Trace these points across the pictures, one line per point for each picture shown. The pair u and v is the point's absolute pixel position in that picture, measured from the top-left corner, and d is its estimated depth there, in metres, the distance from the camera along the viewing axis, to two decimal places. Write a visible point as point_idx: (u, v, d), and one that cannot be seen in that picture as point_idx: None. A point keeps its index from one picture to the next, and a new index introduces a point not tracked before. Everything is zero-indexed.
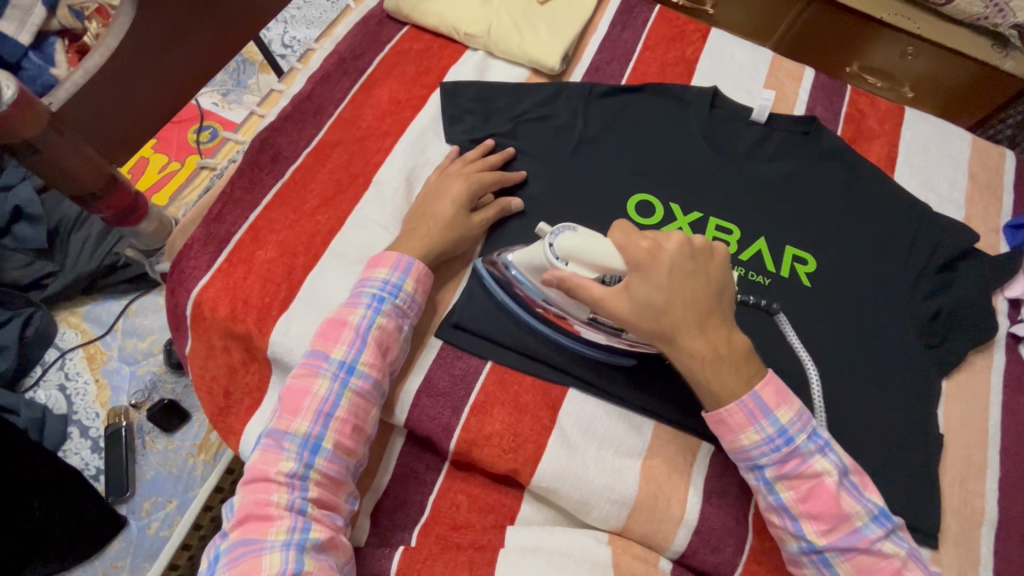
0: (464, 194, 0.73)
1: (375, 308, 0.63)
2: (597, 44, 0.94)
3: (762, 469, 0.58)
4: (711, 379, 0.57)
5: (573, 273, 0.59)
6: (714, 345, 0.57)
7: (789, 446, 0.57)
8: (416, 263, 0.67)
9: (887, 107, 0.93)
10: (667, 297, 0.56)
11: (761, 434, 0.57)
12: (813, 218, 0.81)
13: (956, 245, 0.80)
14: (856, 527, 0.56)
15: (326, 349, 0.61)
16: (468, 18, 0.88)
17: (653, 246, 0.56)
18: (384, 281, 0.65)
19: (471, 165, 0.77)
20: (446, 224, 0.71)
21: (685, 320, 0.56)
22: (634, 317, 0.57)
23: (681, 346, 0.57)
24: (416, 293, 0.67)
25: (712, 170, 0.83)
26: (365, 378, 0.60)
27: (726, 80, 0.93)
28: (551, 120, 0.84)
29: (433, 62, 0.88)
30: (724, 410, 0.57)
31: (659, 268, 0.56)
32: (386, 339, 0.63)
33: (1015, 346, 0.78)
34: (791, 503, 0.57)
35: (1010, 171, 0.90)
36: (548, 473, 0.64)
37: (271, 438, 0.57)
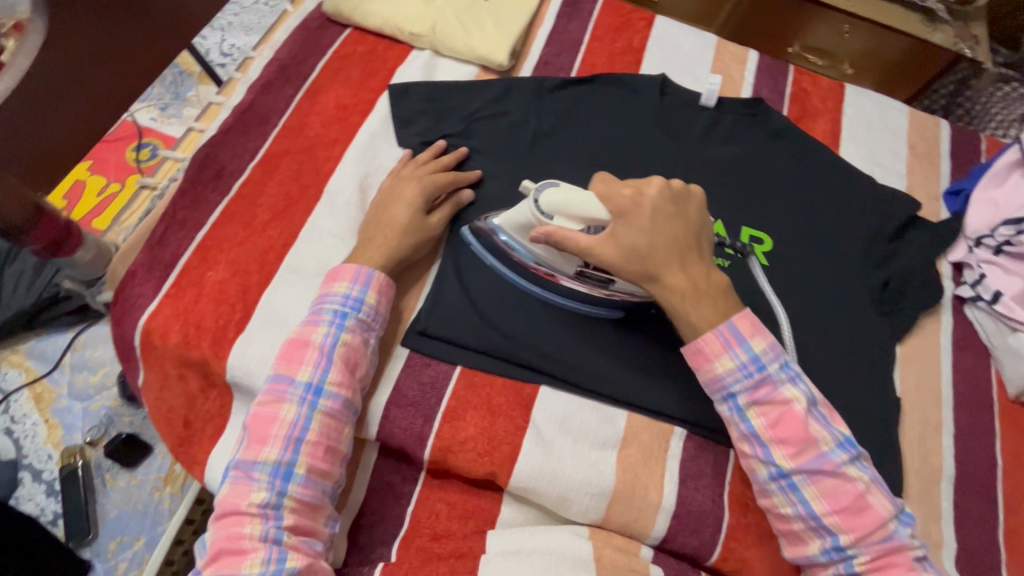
0: (419, 198, 0.72)
1: (338, 325, 0.62)
2: (544, 37, 0.93)
3: (735, 396, 0.60)
4: (691, 312, 0.60)
5: (558, 226, 0.61)
6: (693, 280, 0.61)
7: (761, 373, 0.59)
8: (375, 274, 0.65)
9: (828, 86, 0.96)
10: (649, 237, 0.60)
11: (735, 361, 0.60)
12: (766, 197, 0.83)
13: (899, 216, 0.83)
14: (822, 452, 0.57)
15: (291, 372, 0.59)
16: (411, 18, 0.86)
17: (635, 193, 0.61)
18: (344, 296, 0.63)
19: (422, 168, 0.75)
20: (403, 230, 0.70)
21: (668, 258, 0.60)
22: (619, 259, 0.60)
23: (663, 283, 0.60)
24: (380, 304, 0.65)
25: (666, 157, 0.83)
26: (334, 399, 0.58)
27: (674, 66, 0.94)
28: (505, 117, 0.84)
29: (379, 64, 0.86)
30: (702, 338, 0.60)
31: (641, 212, 0.60)
32: (353, 355, 0.61)
33: (960, 308, 0.80)
34: (761, 429, 0.59)
35: (945, 139, 0.94)
36: (524, 472, 0.64)
37: (240, 469, 0.55)
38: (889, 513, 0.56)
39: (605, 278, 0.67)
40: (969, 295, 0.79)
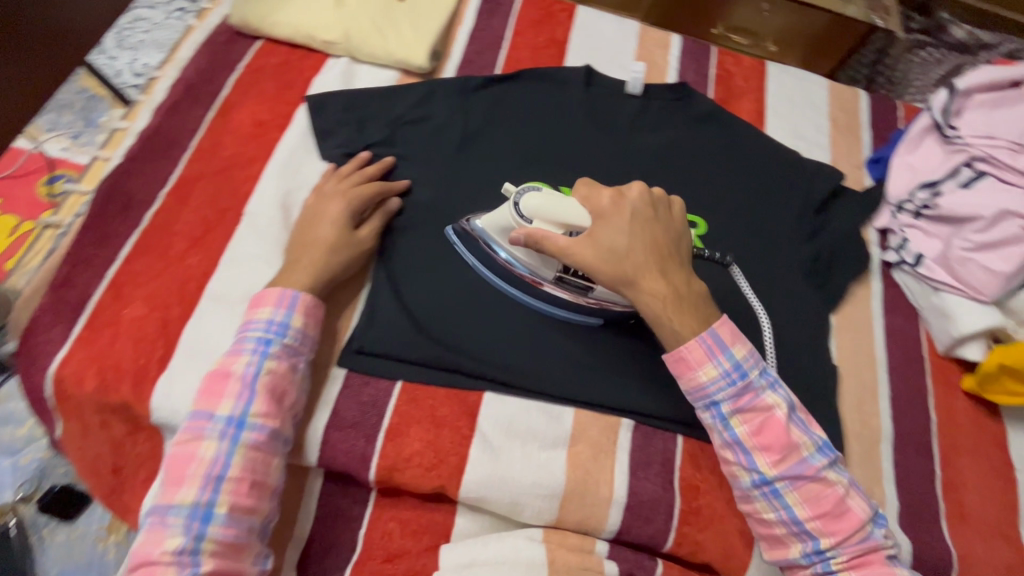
0: (343, 215, 0.70)
1: (261, 352, 0.59)
2: (465, 35, 0.91)
3: (718, 404, 0.60)
4: (671, 318, 0.61)
5: (538, 228, 0.63)
6: (671, 285, 0.62)
7: (744, 380, 0.59)
8: (300, 296, 0.63)
9: (750, 65, 0.98)
10: (628, 241, 0.62)
11: (718, 369, 0.60)
12: (698, 180, 0.84)
13: (824, 189, 0.86)
14: (803, 457, 0.58)
15: (211, 406, 0.57)
16: (324, 25, 0.83)
17: (615, 196, 0.64)
18: (267, 321, 0.61)
19: (345, 180, 0.73)
20: (331, 248, 0.68)
21: (646, 263, 0.61)
22: (597, 260, 0.61)
23: (641, 286, 0.61)
24: (307, 327, 0.63)
25: (596, 149, 0.83)
26: (258, 431, 0.56)
27: (599, 56, 0.94)
28: (430, 121, 0.82)
29: (294, 76, 0.83)
30: (683, 347, 0.60)
31: (619, 216, 0.63)
32: (279, 383, 0.59)
33: (888, 273, 0.83)
34: (744, 435, 0.59)
35: (864, 109, 0.96)
36: (473, 482, 0.63)
37: (155, 515, 0.53)
38: (867, 516, 0.57)
39: (584, 284, 0.67)
40: (894, 260, 0.80)
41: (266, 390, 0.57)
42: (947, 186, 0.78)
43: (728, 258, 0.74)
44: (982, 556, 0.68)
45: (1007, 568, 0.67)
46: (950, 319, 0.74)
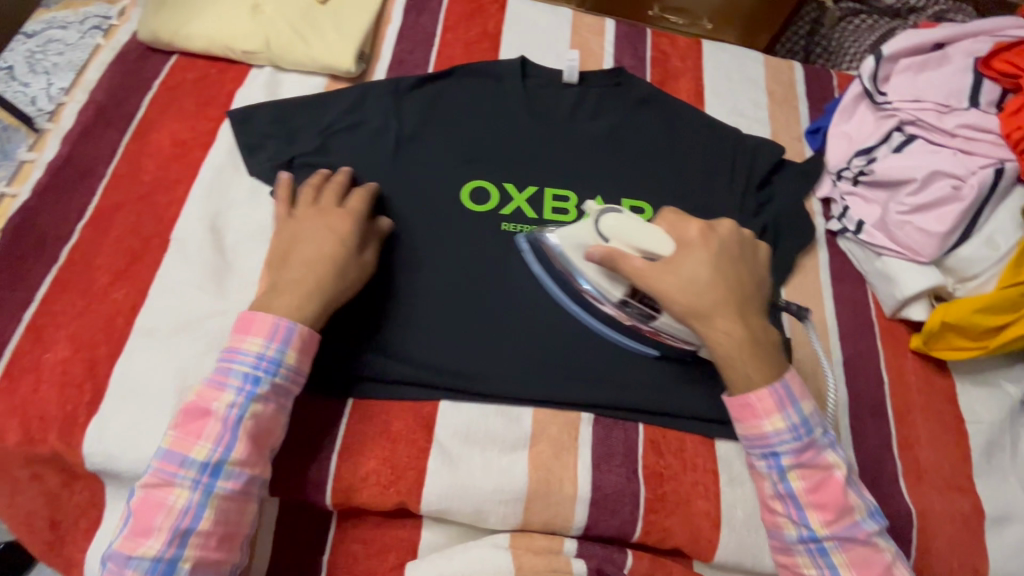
0: (348, 233, 0.64)
1: (247, 393, 0.56)
2: (394, 34, 0.89)
3: (778, 455, 0.59)
4: (741, 362, 0.60)
5: (616, 249, 0.63)
6: (748, 328, 0.60)
7: (809, 437, 0.58)
8: (296, 327, 0.59)
9: (686, 45, 0.97)
10: (710, 276, 0.61)
11: (785, 421, 0.58)
12: (641, 165, 0.83)
13: (766, 163, 0.86)
14: (856, 520, 0.58)
15: (186, 448, 0.54)
16: (241, 34, 0.80)
17: (703, 230, 0.64)
18: (258, 356, 0.57)
19: (330, 197, 0.68)
20: (338, 273, 0.62)
21: (722, 304, 0.61)
22: (676, 288, 0.61)
23: (713, 323, 0.60)
24: (300, 364, 0.59)
25: (536, 142, 0.82)
26: (235, 481, 0.55)
27: (533, 47, 0.92)
28: (362, 126, 0.79)
29: (215, 90, 0.79)
30: (752, 394, 0.59)
31: (704, 248, 0.62)
32: (262, 426, 0.57)
33: (834, 241, 0.84)
34: (800, 491, 0.58)
35: (800, 82, 0.97)
36: (434, 494, 0.62)
37: (115, 562, 0.52)
38: None
39: (649, 311, 0.64)
40: (837, 228, 0.82)
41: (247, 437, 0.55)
42: (881, 152, 0.79)
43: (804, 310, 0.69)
44: (940, 510, 0.69)
45: (964, 519, 0.69)
46: (894, 283, 0.75)
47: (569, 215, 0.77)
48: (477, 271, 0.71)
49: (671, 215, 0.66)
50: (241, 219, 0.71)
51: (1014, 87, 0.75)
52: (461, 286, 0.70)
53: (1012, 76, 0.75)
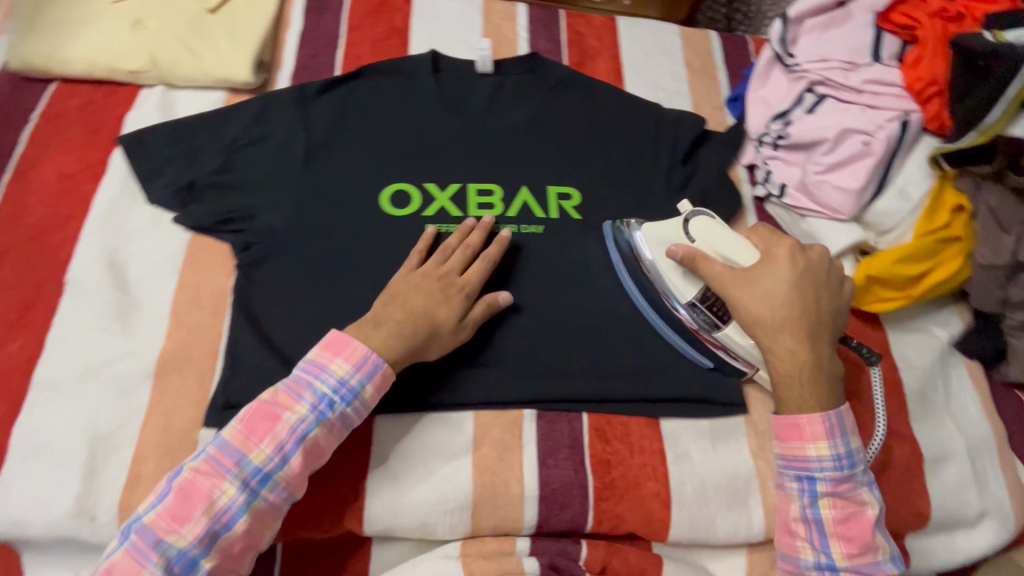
0: (459, 302, 0.65)
1: (319, 412, 0.57)
2: (295, 39, 0.85)
3: (814, 481, 0.60)
4: (793, 382, 0.62)
5: (699, 249, 0.67)
6: (814, 352, 0.62)
7: (850, 470, 0.60)
8: (382, 366, 0.59)
9: (601, 23, 0.96)
10: (789, 295, 0.63)
11: (831, 450, 0.60)
12: (565, 150, 0.81)
13: (690, 134, 0.85)
14: (877, 560, 0.60)
15: (246, 446, 0.54)
16: (125, 54, 0.75)
17: (792, 252, 0.66)
18: (340, 381, 0.58)
19: (452, 257, 0.68)
20: (434, 335, 0.63)
21: (790, 325, 0.62)
22: (748, 298, 0.64)
23: (775, 340, 0.62)
24: (370, 400, 0.59)
25: (456, 138, 0.79)
26: (277, 492, 0.55)
27: (444, 39, 0.89)
28: (269, 139, 0.75)
29: (102, 115, 0.74)
30: (803, 416, 0.61)
31: (790, 267, 0.65)
32: (320, 446, 0.57)
33: (763, 207, 0.83)
34: (828, 519, 0.60)
35: (717, 50, 0.97)
36: (378, 514, 0.60)
37: (141, 540, 0.51)
38: None
39: (714, 321, 0.67)
40: (762, 194, 0.81)
41: (306, 456, 0.55)
42: (796, 114, 0.80)
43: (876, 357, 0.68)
44: (884, 460, 0.71)
45: (906, 464, 0.71)
46: (820, 242, 0.76)
47: (494, 210, 0.75)
48: None
49: (765, 232, 0.68)
50: (145, 251, 0.67)
51: (911, 39, 0.76)
52: None
53: (908, 28, 0.76)
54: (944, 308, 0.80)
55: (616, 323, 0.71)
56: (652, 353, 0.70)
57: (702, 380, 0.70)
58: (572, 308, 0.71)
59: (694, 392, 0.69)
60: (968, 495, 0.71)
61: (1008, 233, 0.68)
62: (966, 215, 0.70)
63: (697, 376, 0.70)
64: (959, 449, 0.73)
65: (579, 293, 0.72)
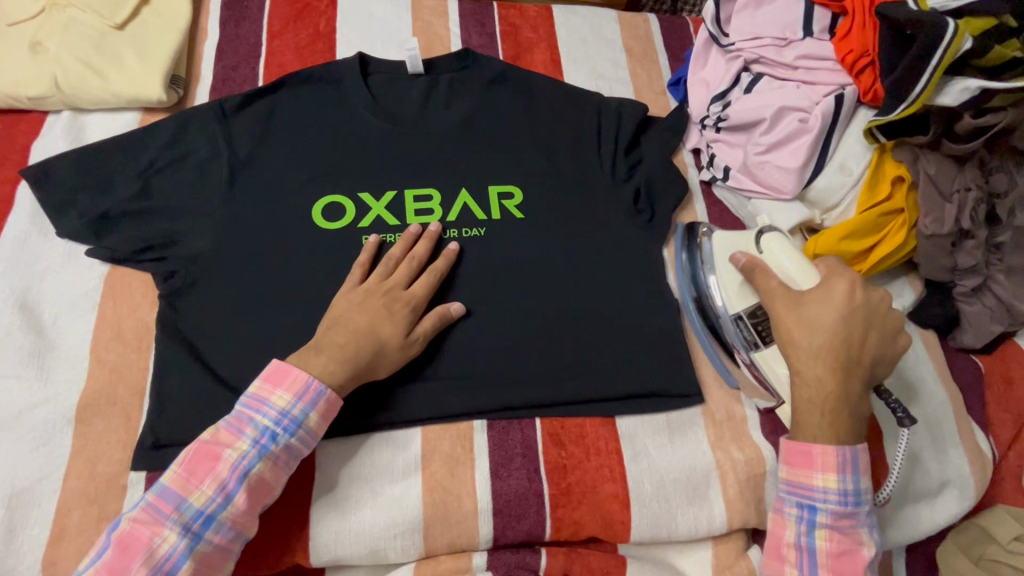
0: (402, 316, 0.62)
1: (260, 447, 0.54)
2: (213, 51, 0.81)
3: (815, 511, 0.58)
4: (811, 411, 0.59)
5: (762, 262, 0.66)
6: (845, 388, 0.58)
7: (854, 507, 0.57)
8: (326, 392, 0.57)
9: (535, 13, 0.93)
10: (839, 326, 0.59)
11: (838, 484, 0.57)
12: (504, 147, 0.79)
13: (632, 121, 0.83)
14: None
15: (187, 490, 0.51)
16: (24, 79, 0.70)
17: (853, 284, 0.61)
18: (281, 412, 0.55)
19: (398, 271, 0.66)
20: (381, 354, 0.60)
21: (827, 355, 0.58)
22: (789, 316, 0.61)
23: (805, 365, 0.59)
24: (318, 429, 0.57)
25: (389, 143, 0.76)
26: (222, 533, 0.52)
27: (372, 41, 0.86)
28: (189, 159, 0.71)
29: (6, 148, 0.70)
30: (818, 447, 0.58)
31: (846, 298, 0.60)
32: (267, 482, 0.54)
33: (709, 191, 0.82)
34: (822, 551, 0.57)
35: (657, 34, 0.95)
36: (324, 545, 0.58)
37: None
38: None
39: (754, 339, 0.67)
40: (708, 177, 0.80)
41: (250, 493, 0.52)
42: (734, 95, 0.79)
43: (909, 420, 0.63)
44: None
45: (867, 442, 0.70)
46: None
47: (433, 215, 0.73)
48: None
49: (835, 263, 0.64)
50: (60, 289, 0.64)
51: (841, 10, 0.73)
52: None
53: None
54: (899, 278, 0.79)
55: (563, 323, 0.69)
56: (603, 351, 0.69)
57: (656, 374, 0.69)
58: (517, 311, 0.69)
59: (648, 386, 0.68)
60: (929, 467, 0.71)
61: (949, 201, 0.67)
62: (906, 185, 0.68)
63: (651, 371, 0.69)
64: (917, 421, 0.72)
65: (524, 295, 0.70)
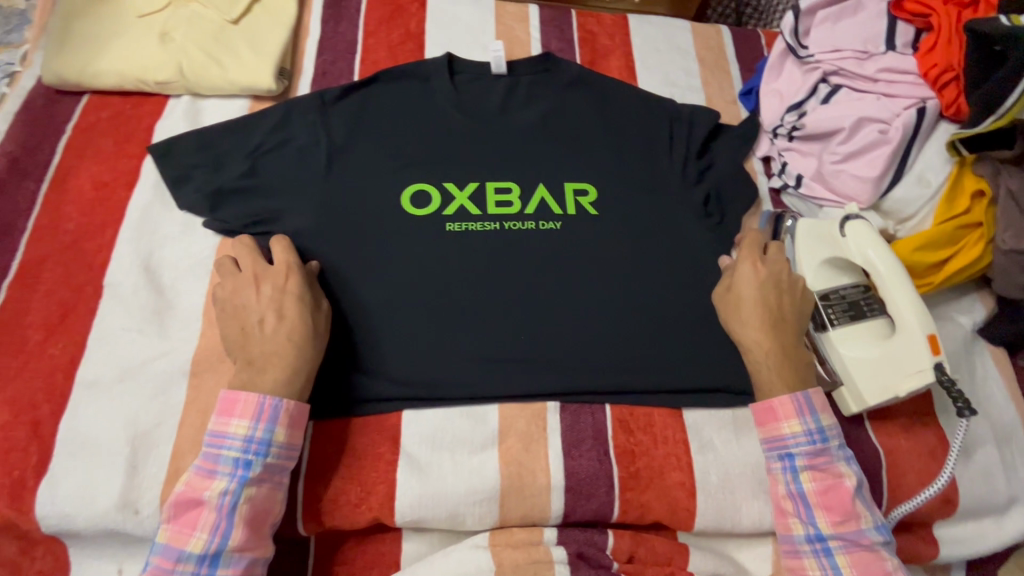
0: (294, 290, 0.63)
1: (238, 477, 0.55)
2: (314, 47, 0.87)
3: (792, 457, 0.62)
4: (762, 372, 0.64)
5: (850, 244, 0.70)
6: (782, 344, 0.65)
7: (823, 443, 0.61)
8: (281, 405, 0.58)
9: (611, 22, 0.97)
10: (758, 295, 0.66)
11: (802, 426, 0.62)
12: (581, 146, 0.82)
13: (705, 128, 0.84)
14: (861, 528, 0.60)
15: (181, 542, 0.53)
16: (153, 65, 0.77)
17: (758, 259, 0.69)
18: (246, 438, 0.56)
19: (246, 260, 0.66)
20: (305, 334, 0.61)
21: (757, 321, 0.65)
22: (723, 302, 0.69)
23: (746, 334, 0.66)
24: (292, 439, 0.59)
25: (473, 137, 0.80)
26: (236, 565, 0.54)
27: (458, 43, 0.91)
28: (290, 145, 0.76)
29: (133, 126, 0.77)
30: (774, 398, 0.63)
31: (755, 273, 0.68)
32: (262, 508, 0.56)
33: (778, 199, 0.83)
34: (811, 493, 0.61)
35: (728, 44, 0.98)
36: (407, 506, 0.62)
37: None
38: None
39: (822, 321, 0.69)
40: (779, 185, 0.82)
41: (244, 525, 0.54)
42: (810, 106, 0.80)
43: (966, 410, 0.62)
44: (909, 447, 0.70)
45: (932, 452, 0.70)
46: None
47: (512, 206, 0.76)
48: (470, 277, 0.71)
49: (751, 241, 0.71)
50: (178, 255, 0.70)
51: (926, 26, 0.76)
52: (487, 305, 0.70)
53: (923, 15, 0.75)
54: (967, 295, 0.78)
55: (633, 316, 0.71)
56: (672, 345, 0.71)
57: (724, 371, 0.70)
58: (590, 302, 0.72)
59: (716, 381, 0.70)
60: (997, 481, 0.71)
61: None
62: (987, 201, 0.69)
63: (718, 367, 0.70)
64: (985, 436, 0.72)
65: (596, 287, 0.73)
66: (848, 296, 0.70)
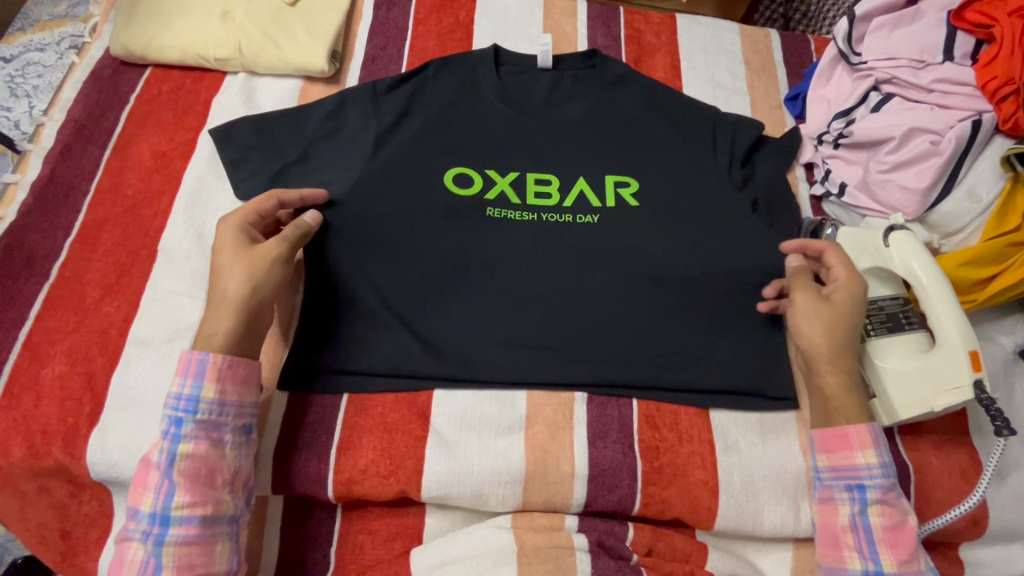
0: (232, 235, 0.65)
1: (173, 436, 0.56)
2: (366, 32, 0.89)
3: (864, 489, 0.60)
4: (836, 396, 0.64)
5: (895, 255, 0.68)
6: (857, 375, 0.65)
7: (894, 478, 0.61)
8: (206, 358, 0.58)
9: (659, 20, 0.97)
10: (853, 319, 0.65)
11: (878, 459, 0.61)
12: (623, 143, 0.82)
13: (750, 130, 0.83)
14: (920, 568, 0.59)
15: (136, 500, 0.56)
16: (213, 42, 0.80)
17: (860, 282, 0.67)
18: (177, 396, 0.57)
19: None
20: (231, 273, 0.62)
21: (846, 343, 0.65)
22: (817, 312, 0.66)
23: (833, 352, 0.64)
24: (223, 393, 0.58)
25: (516, 128, 0.81)
26: (185, 522, 0.55)
27: (506, 35, 0.92)
28: (338, 126, 0.78)
29: (191, 100, 0.80)
30: (851, 426, 0.62)
31: (856, 296, 0.66)
32: (203, 464, 0.56)
33: (818, 207, 0.83)
34: (877, 527, 0.60)
35: (777, 48, 0.97)
36: (433, 483, 0.64)
37: None
38: None
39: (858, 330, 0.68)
40: (821, 193, 0.81)
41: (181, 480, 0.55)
42: (859, 113, 0.80)
43: (1005, 428, 0.61)
44: (940, 465, 0.69)
45: (963, 470, 0.69)
46: None
47: (551, 198, 0.77)
48: (507, 265, 0.72)
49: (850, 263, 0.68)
50: None
51: (988, 37, 0.73)
52: (520, 293, 0.71)
53: (986, 26, 0.73)
54: (1010, 315, 0.76)
55: (667, 314, 0.72)
56: (703, 344, 0.71)
57: (753, 374, 0.70)
58: (622, 297, 0.72)
59: (745, 383, 0.69)
60: None
61: None
62: None
63: (748, 370, 0.70)
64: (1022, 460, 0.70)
65: (629, 284, 0.73)
66: (887, 308, 0.69)
